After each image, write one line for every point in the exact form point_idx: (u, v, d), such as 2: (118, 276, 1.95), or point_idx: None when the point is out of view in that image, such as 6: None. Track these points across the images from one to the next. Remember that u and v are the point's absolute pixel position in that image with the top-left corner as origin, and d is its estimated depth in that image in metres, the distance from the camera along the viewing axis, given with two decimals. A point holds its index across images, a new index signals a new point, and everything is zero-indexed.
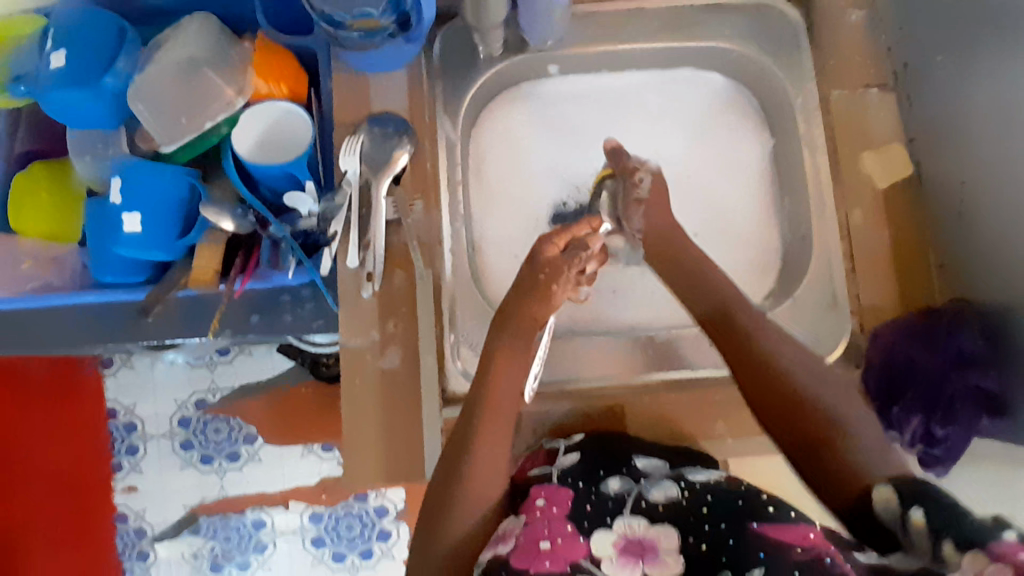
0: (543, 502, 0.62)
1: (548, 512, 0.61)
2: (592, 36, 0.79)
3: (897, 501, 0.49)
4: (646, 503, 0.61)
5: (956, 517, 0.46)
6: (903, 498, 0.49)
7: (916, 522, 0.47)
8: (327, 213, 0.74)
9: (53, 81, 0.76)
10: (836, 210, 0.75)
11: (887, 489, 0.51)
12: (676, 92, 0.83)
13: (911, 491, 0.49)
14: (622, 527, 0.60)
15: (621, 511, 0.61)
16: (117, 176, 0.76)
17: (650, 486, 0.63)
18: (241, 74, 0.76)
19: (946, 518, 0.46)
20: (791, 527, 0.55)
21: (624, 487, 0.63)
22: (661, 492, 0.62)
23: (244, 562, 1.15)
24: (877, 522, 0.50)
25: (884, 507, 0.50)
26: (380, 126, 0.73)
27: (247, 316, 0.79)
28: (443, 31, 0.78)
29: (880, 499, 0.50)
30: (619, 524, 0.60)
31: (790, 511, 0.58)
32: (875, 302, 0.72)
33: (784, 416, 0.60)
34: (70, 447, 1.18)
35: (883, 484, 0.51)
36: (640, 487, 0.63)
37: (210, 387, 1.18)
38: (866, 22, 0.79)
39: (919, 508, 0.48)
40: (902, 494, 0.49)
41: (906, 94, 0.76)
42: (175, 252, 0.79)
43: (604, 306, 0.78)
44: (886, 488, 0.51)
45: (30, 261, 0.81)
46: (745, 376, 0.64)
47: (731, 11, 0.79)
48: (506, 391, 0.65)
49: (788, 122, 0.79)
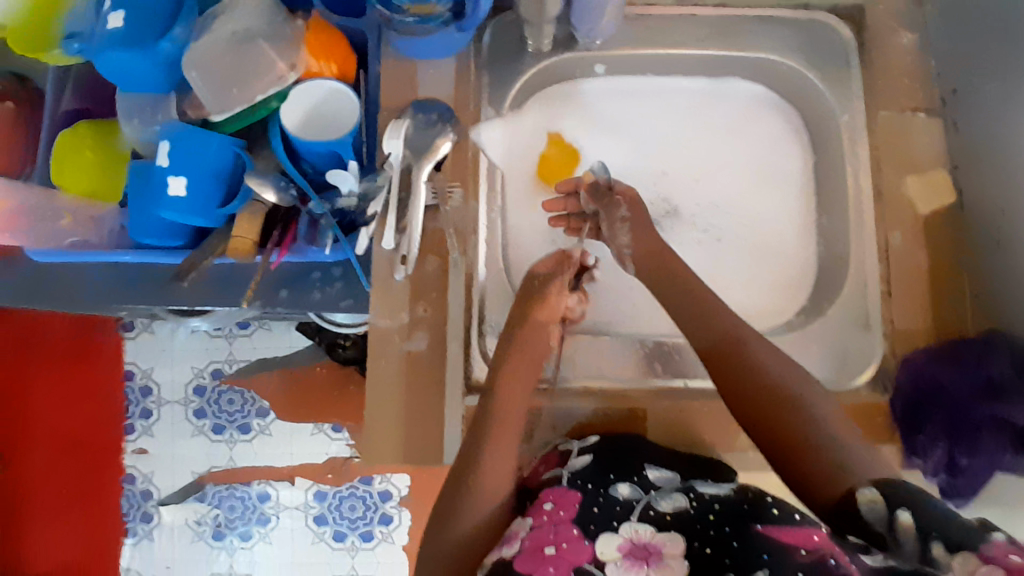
0: (551, 505, 0.65)
1: (555, 516, 0.63)
2: (640, 39, 0.79)
3: (884, 504, 0.49)
4: (654, 512, 0.64)
5: (944, 521, 0.46)
6: (890, 498, 0.50)
7: (904, 523, 0.47)
8: (368, 193, 0.75)
9: (109, 41, 0.74)
10: (876, 231, 0.74)
11: (868, 491, 0.51)
12: (721, 104, 0.83)
13: (895, 494, 0.50)
14: (628, 531, 0.62)
15: (628, 517, 0.64)
16: (165, 140, 0.75)
17: (659, 496, 0.65)
18: (294, 49, 0.75)
19: (932, 522, 0.46)
20: (793, 529, 0.60)
21: (633, 495, 0.66)
22: (670, 502, 0.65)
23: (246, 533, 1.16)
24: (864, 524, 0.49)
25: (870, 508, 0.50)
26: (424, 112, 0.74)
27: (278, 289, 0.80)
28: (494, 21, 0.79)
29: (863, 500, 0.51)
30: (626, 529, 0.63)
31: (795, 515, 0.62)
32: (908, 325, 0.72)
33: (784, 452, 0.58)
34: (86, 403, 1.20)
35: (867, 487, 0.52)
36: (648, 497, 0.66)
37: (228, 358, 1.19)
38: (916, 45, 0.79)
39: (906, 511, 0.48)
40: (887, 496, 0.50)
41: (952, 121, 0.76)
42: (215, 221, 0.78)
43: (632, 310, 0.78)
44: (871, 490, 0.51)
45: (69, 217, 0.82)
46: (743, 404, 0.62)
47: (783, 23, 0.79)
48: (519, 395, 0.69)
49: (832, 139, 0.78)
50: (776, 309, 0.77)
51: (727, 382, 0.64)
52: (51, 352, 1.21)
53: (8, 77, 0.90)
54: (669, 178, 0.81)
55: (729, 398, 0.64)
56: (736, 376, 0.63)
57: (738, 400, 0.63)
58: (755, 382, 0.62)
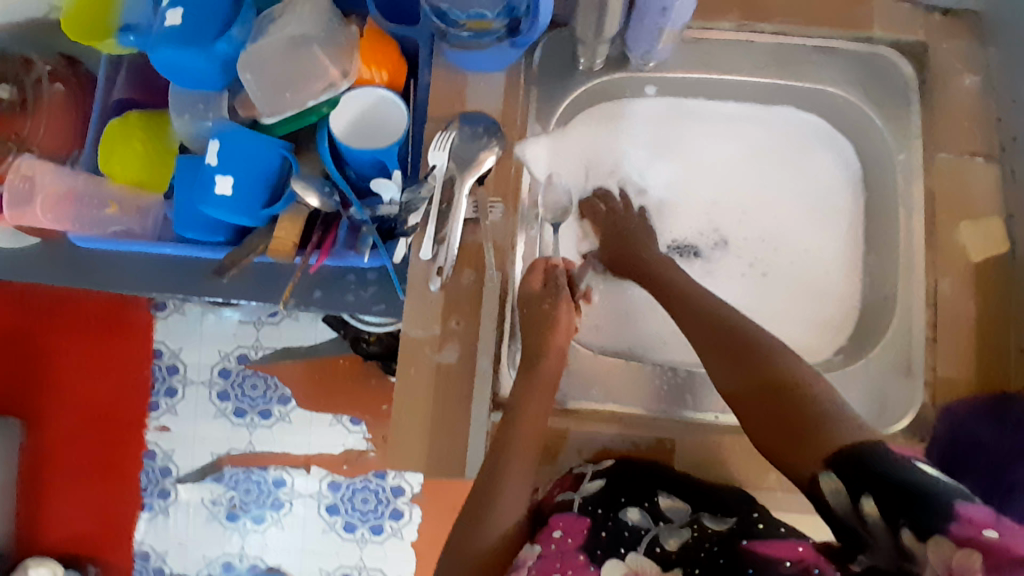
0: (559, 534, 0.64)
1: (563, 544, 0.63)
2: (694, 63, 0.78)
3: (846, 491, 0.48)
4: (660, 549, 0.63)
5: (910, 500, 0.45)
6: (851, 483, 0.48)
7: (869, 511, 0.47)
8: (409, 204, 0.75)
9: (165, 37, 0.75)
10: (924, 277, 0.72)
11: (829, 476, 0.50)
12: (772, 132, 0.81)
13: (853, 474, 0.48)
14: (633, 563, 0.62)
15: (635, 546, 0.63)
16: (215, 138, 0.76)
17: (666, 531, 0.64)
18: (347, 56, 0.75)
19: (898, 506, 0.45)
20: (780, 542, 0.59)
21: (642, 522, 0.65)
22: (676, 539, 0.64)
23: (259, 517, 1.18)
24: (836, 516, 0.49)
25: (837, 500, 0.49)
26: (471, 125, 0.74)
27: (312, 289, 0.81)
28: (548, 37, 0.78)
29: (827, 489, 0.50)
30: (631, 558, 0.63)
31: (779, 528, 0.62)
32: (949, 375, 0.70)
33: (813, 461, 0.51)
34: (114, 375, 1.22)
35: (828, 474, 0.50)
36: (657, 529, 0.65)
37: (255, 344, 1.21)
38: (979, 87, 0.77)
39: (869, 496, 0.47)
40: (847, 481, 0.48)
41: (1008, 169, 0.74)
42: (258, 220, 0.78)
43: (663, 334, 0.77)
44: (834, 478, 0.49)
45: (114, 205, 0.84)
46: (773, 416, 0.56)
47: (843, 54, 0.77)
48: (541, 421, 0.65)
49: (885, 177, 0.76)
50: (812, 346, 0.76)
51: (755, 393, 0.58)
52: (82, 327, 1.24)
53: (57, 57, 0.93)
54: (710, 205, 0.81)
55: (757, 411, 0.57)
56: (766, 386, 0.58)
57: (769, 414, 0.56)
58: (789, 394, 0.56)
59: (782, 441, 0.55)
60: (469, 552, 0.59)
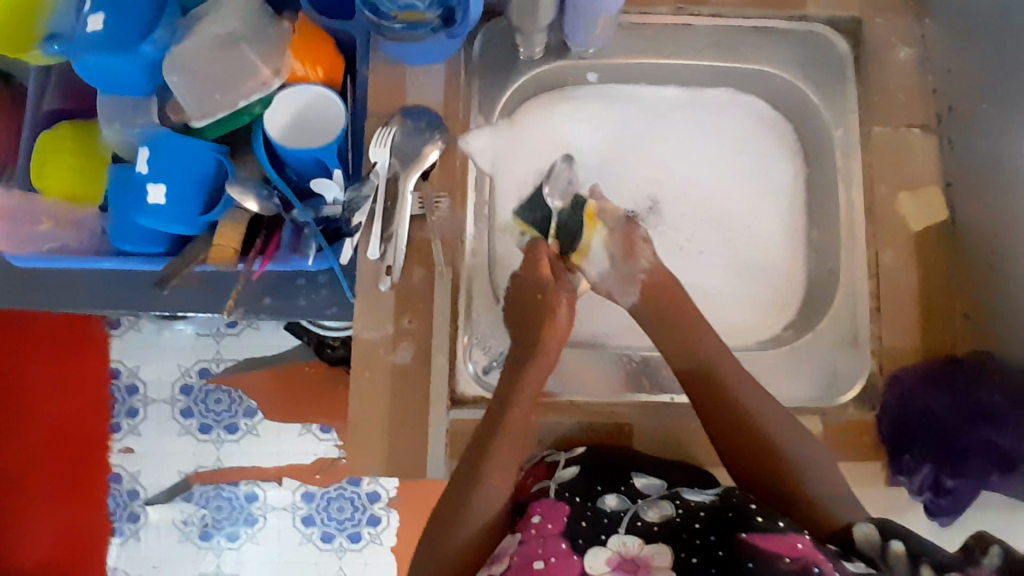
0: (539, 519, 0.61)
1: (543, 529, 0.60)
2: (635, 49, 0.78)
3: (878, 533, 0.53)
4: (641, 524, 0.60)
5: (932, 550, 0.50)
6: (884, 531, 0.54)
7: (896, 551, 0.51)
8: (352, 202, 0.73)
9: (91, 44, 0.73)
10: (866, 247, 0.73)
11: (865, 527, 0.55)
12: (714, 113, 0.81)
13: (889, 529, 0.54)
14: (616, 544, 0.58)
15: (615, 529, 0.60)
16: (146, 146, 0.74)
17: (645, 507, 0.62)
18: (279, 53, 0.73)
19: (924, 550, 0.50)
20: (777, 535, 0.54)
21: (620, 505, 0.62)
22: (656, 512, 0.61)
23: (233, 534, 1.16)
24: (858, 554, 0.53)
25: (866, 540, 0.53)
26: (414, 119, 0.73)
27: (261, 297, 0.78)
28: (487, 27, 0.77)
29: (858, 532, 0.55)
30: (614, 542, 0.58)
31: (778, 522, 0.56)
32: (899, 345, 0.71)
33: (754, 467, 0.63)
34: (73, 399, 1.19)
35: (862, 524, 0.55)
36: (636, 506, 0.62)
37: (215, 357, 1.18)
38: (914, 60, 0.78)
39: (899, 541, 0.52)
40: (881, 530, 0.54)
41: (946, 138, 0.75)
42: (196, 228, 0.77)
43: (619, 321, 0.77)
44: (867, 527, 0.55)
45: (49, 221, 0.80)
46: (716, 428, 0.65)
47: (781, 32, 0.78)
48: (518, 425, 0.65)
49: (825, 153, 0.77)
50: (766, 324, 0.76)
51: (702, 407, 0.66)
52: (36, 350, 1.20)
53: None
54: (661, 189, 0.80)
55: (707, 422, 0.66)
56: (710, 402, 0.66)
57: (715, 426, 0.66)
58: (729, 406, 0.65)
59: (724, 449, 0.65)
60: (444, 551, 0.61)
